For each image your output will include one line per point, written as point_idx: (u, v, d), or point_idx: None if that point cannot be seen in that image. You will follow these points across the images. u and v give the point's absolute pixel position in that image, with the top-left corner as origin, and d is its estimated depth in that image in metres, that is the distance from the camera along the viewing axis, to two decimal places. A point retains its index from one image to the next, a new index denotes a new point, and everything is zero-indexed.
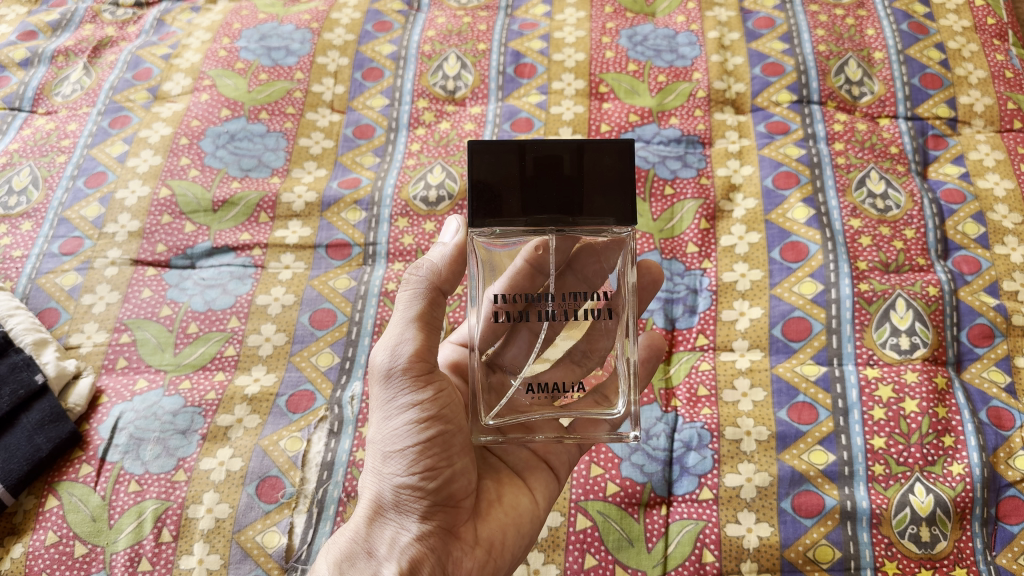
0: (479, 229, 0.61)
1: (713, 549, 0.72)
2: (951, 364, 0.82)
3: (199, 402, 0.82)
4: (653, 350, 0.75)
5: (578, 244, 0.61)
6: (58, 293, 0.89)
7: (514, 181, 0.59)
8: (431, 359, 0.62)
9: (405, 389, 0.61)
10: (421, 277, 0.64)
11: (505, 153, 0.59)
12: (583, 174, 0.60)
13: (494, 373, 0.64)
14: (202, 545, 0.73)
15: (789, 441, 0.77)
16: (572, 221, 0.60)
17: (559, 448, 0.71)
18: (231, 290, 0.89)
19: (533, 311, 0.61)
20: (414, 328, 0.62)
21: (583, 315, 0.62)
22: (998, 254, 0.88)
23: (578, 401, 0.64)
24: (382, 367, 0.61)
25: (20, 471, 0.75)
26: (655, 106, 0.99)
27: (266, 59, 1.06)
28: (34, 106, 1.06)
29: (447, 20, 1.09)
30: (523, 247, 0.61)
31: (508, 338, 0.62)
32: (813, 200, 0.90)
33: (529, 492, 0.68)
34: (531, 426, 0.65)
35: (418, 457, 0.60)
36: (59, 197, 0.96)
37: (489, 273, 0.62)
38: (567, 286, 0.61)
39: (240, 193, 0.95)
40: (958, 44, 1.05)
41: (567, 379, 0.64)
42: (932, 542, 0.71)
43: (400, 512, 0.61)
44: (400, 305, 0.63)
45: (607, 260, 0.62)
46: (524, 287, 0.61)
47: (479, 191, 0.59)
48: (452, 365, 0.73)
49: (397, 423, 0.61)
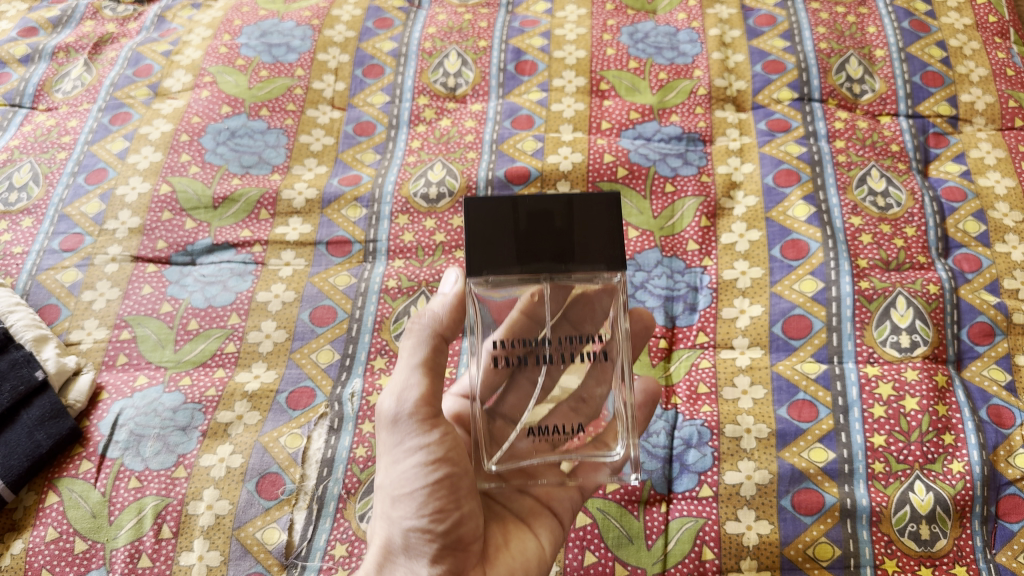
0: (476, 280, 0.61)
1: (713, 546, 0.72)
2: (951, 362, 0.82)
3: (199, 398, 0.82)
4: (650, 395, 0.74)
5: (572, 293, 0.61)
6: (58, 289, 0.89)
7: (508, 234, 0.60)
8: (436, 404, 0.62)
9: (412, 432, 0.61)
10: (423, 324, 0.63)
11: (498, 207, 0.60)
12: (574, 225, 0.61)
13: (494, 420, 0.63)
14: (202, 542, 0.73)
15: (789, 438, 0.77)
16: (565, 271, 0.61)
17: (562, 493, 0.69)
18: (232, 286, 0.89)
19: (531, 356, 0.60)
20: (418, 374, 0.62)
21: (582, 359, 0.61)
22: (998, 252, 0.87)
23: (579, 445, 0.64)
24: (389, 412, 0.61)
25: (20, 467, 0.75)
26: (656, 104, 0.99)
27: (266, 56, 1.06)
28: (34, 102, 1.06)
29: (448, 17, 1.09)
30: (518, 296, 0.61)
31: (507, 386, 0.62)
32: (813, 197, 0.90)
33: (535, 535, 0.67)
34: (532, 471, 0.65)
35: (425, 502, 0.60)
36: (59, 193, 0.96)
37: (485, 323, 0.62)
38: (563, 332, 0.61)
39: (240, 190, 0.95)
40: (959, 42, 1.05)
41: (567, 424, 0.63)
42: (932, 540, 0.71)
43: (410, 556, 0.61)
44: (404, 351, 0.63)
45: (601, 306, 0.62)
46: (521, 334, 0.60)
47: (474, 244, 0.60)
48: (454, 414, 0.71)
49: (404, 467, 0.61)
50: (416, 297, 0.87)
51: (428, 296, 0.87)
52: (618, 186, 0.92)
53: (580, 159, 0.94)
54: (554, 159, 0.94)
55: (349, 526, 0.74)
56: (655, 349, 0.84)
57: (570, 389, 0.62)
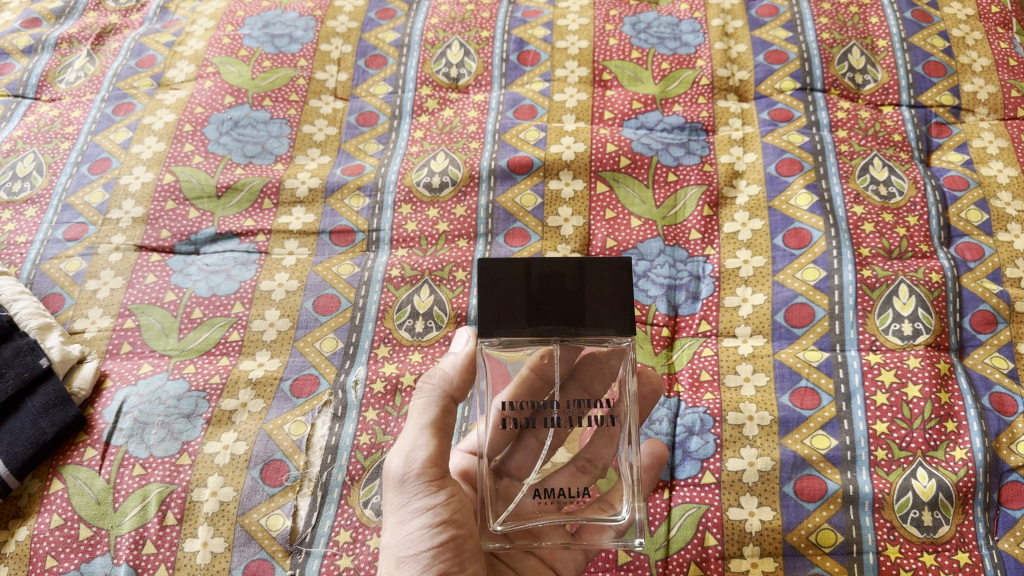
0: (487, 340, 0.63)
1: (715, 532, 0.73)
2: (954, 350, 0.82)
3: (203, 386, 0.82)
4: (656, 457, 0.76)
5: (581, 354, 0.64)
6: (62, 278, 0.90)
7: (520, 295, 0.62)
8: (443, 465, 0.65)
9: (420, 494, 0.63)
10: (434, 385, 0.68)
11: (511, 270, 0.62)
12: (585, 288, 0.63)
13: (501, 479, 0.64)
14: (207, 528, 0.74)
15: (792, 426, 0.77)
16: (575, 332, 0.63)
17: (565, 555, 0.73)
18: (235, 276, 0.89)
19: (539, 418, 0.62)
20: (427, 435, 0.65)
21: (589, 422, 0.63)
22: (1001, 241, 0.88)
23: (584, 507, 0.64)
24: (396, 473, 0.64)
25: (25, 454, 0.76)
26: (659, 94, 0.99)
27: (269, 46, 1.06)
28: (37, 93, 1.06)
29: (451, 8, 1.09)
30: (529, 357, 0.63)
31: (514, 446, 0.63)
32: (816, 185, 0.90)
33: None
34: (538, 533, 0.66)
35: (432, 561, 0.61)
36: (63, 183, 0.96)
37: (496, 382, 0.63)
38: (571, 394, 0.62)
39: (244, 179, 0.95)
40: (962, 32, 1.05)
41: (573, 486, 0.63)
42: (934, 527, 0.72)
43: None
44: (413, 415, 0.67)
45: (609, 369, 0.64)
46: (530, 396, 0.62)
47: (487, 305, 0.62)
48: (462, 472, 0.73)
49: (410, 527, 0.62)
50: (419, 286, 0.87)
51: (431, 285, 0.87)
52: (621, 176, 0.92)
53: (583, 149, 0.94)
54: (557, 149, 0.94)
55: (353, 513, 0.75)
56: (657, 338, 0.84)
57: (579, 449, 0.63)
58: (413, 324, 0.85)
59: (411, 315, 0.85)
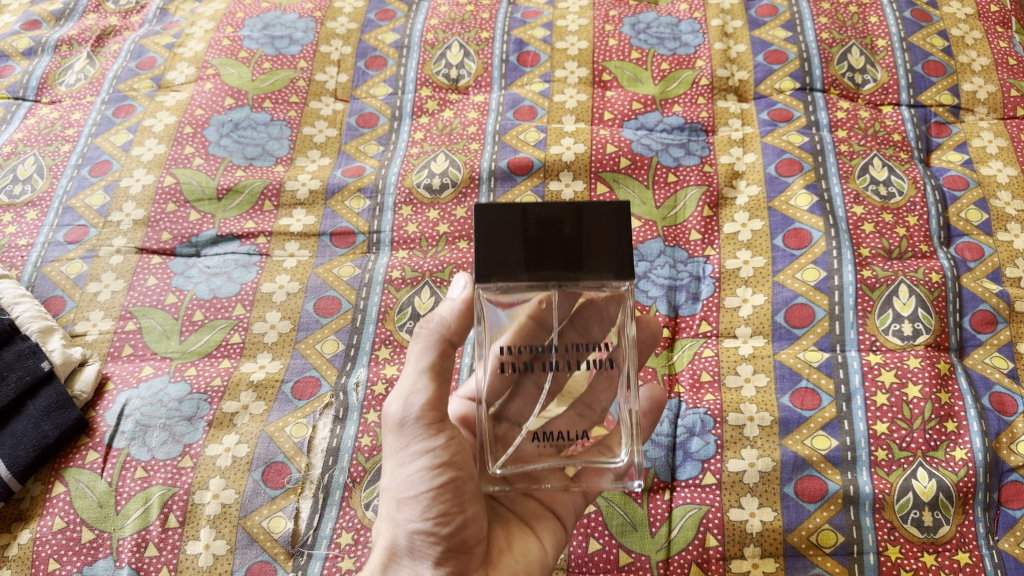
0: (483, 285, 0.61)
1: (716, 534, 0.73)
2: (954, 351, 0.82)
3: (204, 388, 0.82)
4: (655, 402, 0.72)
5: (580, 299, 0.62)
6: (63, 281, 0.90)
7: (517, 240, 0.61)
8: (444, 408, 0.61)
9: (418, 436, 0.60)
10: (433, 329, 0.63)
11: (507, 213, 0.60)
12: (583, 233, 0.61)
13: (500, 424, 0.63)
14: (209, 531, 0.74)
15: (792, 426, 0.77)
16: (573, 277, 0.61)
17: (564, 497, 0.70)
18: (236, 278, 0.89)
19: (538, 362, 0.61)
20: (426, 379, 0.61)
21: (588, 366, 0.62)
22: (1000, 240, 0.88)
23: (583, 451, 0.64)
24: (394, 416, 0.61)
25: (26, 458, 0.76)
26: (658, 94, 0.98)
27: (269, 48, 1.06)
28: (38, 95, 1.06)
29: (450, 9, 1.09)
30: (527, 302, 0.62)
31: (513, 391, 0.62)
32: (815, 186, 0.90)
33: (538, 538, 0.67)
34: (537, 476, 0.64)
35: (431, 503, 0.59)
36: (64, 185, 0.96)
37: (494, 328, 0.62)
38: (569, 339, 0.61)
39: (244, 181, 0.95)
40: (961, 31, 1.05)
41: (572, 429, 0.63)
42: (934, 527, 0.72)
43: (414, 557, 0.61)
44: (412, 356, 0.63)
45: (608, 314, 0.63)
46: (528, 340, 0.61)
47: (484, 251, 0.61)
48: (460, 418, 0.71)
49: (410, 470, 0.60)
50: (420, 287, 0.87)
51: (432, 287, 0.87)
52: (621, 177, 0.92)
53: (582, 150, 0.94)
54: (557, 150, 0.94)
55: (355, 515, 0.75)
56: None
57: (577, 395, 0.63)
58: (414, 325, 0.85)
59: (412, 317, 0.85)
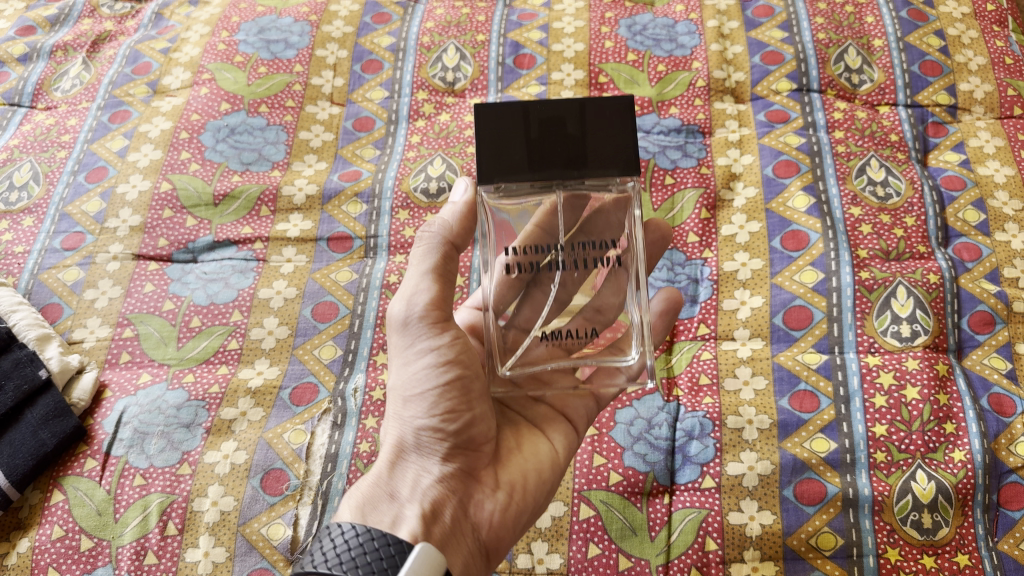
0: (488, 186, 0.64)
1: (716, 537, 0.73)
2: (952, 352, 0.82)
3: (203, 396, 0.82)
4: (667, 306, 0.76)
5: (586, 203, 0.64)
6: (60, 288, 0.90)
7: (520, 141, 0.62)
8: (447, 309, 0.64)
9: (424, 335, 0.62)
10: (434, 233, 0.65)
11: (510, 115, 0.62)
12: (586, 131, 0.62)
13: (509, 331, 0.66)
14: (208, 539, 0.74)
15: (791, 429, 0.77)
16: (577, 175, 0.63)
17: (575, 401, 0.71)
18: (234, 283, 0.89)
19: (544, 264, 0.63)
20: (430, 279, 0.63)
21: (594, 266, 0.64)
22: (998, 241, 0.88)
23: (591, 350, 0.67)
24: (399, 316, 0.63)
25: (24, 466, 0.76)
26: (655, 96, 0.98)
27: (265, 52, 1.06)
28: (33, 101, 1.06)
29: (446, 11, 1.09)
30: (534, 209, 0.64)
31: (522, 299, 0.65)
32: (813, 187, 0.90)
33: (549, 439, 0.69)
34: (546, 379, 0.68)
35: (438, 399, 0.62)
36: (60, 192, 0.96)
37: (503, 233, 0.65)
38: (576, 238, 0.63)
39: (241, 187, 0.95)
40: (958, 31, 1.05)
41: (580, 329, 0.66)
42: (934, 529, 0.72)
43: (423, 453, 0.63)
44: (414, 260, 0.65)
45: (614, 219, 0.65)
46: (535, 242, 0.64)
47: (488, 151, 0.62)
48: (470, 327, 0.74)
49: (417, 368, 0.63)
50: None
51: None
52: None
53: None
54: None
55: None
56: None
57: (586, 297, 0.65)
58: None
59: None
